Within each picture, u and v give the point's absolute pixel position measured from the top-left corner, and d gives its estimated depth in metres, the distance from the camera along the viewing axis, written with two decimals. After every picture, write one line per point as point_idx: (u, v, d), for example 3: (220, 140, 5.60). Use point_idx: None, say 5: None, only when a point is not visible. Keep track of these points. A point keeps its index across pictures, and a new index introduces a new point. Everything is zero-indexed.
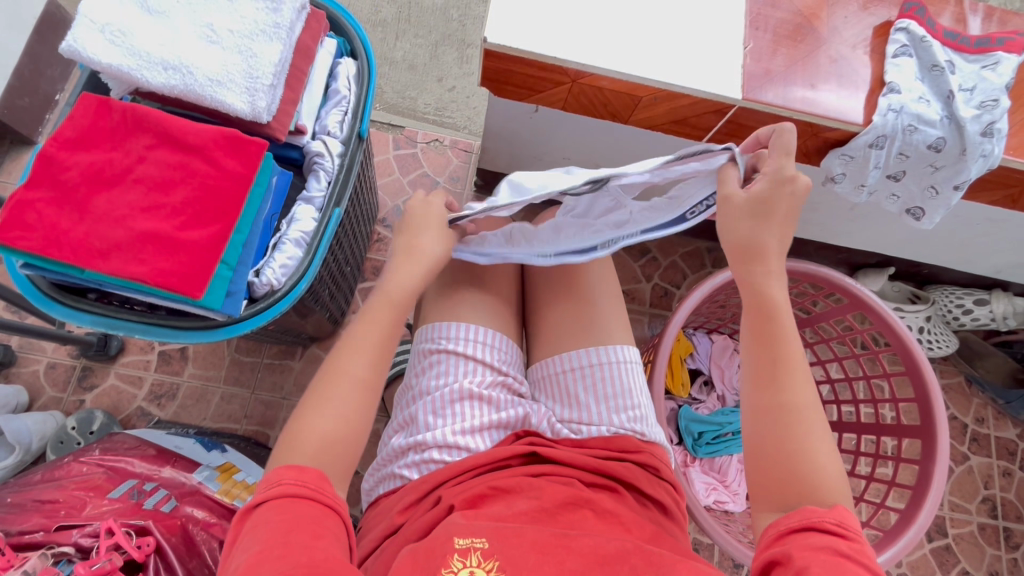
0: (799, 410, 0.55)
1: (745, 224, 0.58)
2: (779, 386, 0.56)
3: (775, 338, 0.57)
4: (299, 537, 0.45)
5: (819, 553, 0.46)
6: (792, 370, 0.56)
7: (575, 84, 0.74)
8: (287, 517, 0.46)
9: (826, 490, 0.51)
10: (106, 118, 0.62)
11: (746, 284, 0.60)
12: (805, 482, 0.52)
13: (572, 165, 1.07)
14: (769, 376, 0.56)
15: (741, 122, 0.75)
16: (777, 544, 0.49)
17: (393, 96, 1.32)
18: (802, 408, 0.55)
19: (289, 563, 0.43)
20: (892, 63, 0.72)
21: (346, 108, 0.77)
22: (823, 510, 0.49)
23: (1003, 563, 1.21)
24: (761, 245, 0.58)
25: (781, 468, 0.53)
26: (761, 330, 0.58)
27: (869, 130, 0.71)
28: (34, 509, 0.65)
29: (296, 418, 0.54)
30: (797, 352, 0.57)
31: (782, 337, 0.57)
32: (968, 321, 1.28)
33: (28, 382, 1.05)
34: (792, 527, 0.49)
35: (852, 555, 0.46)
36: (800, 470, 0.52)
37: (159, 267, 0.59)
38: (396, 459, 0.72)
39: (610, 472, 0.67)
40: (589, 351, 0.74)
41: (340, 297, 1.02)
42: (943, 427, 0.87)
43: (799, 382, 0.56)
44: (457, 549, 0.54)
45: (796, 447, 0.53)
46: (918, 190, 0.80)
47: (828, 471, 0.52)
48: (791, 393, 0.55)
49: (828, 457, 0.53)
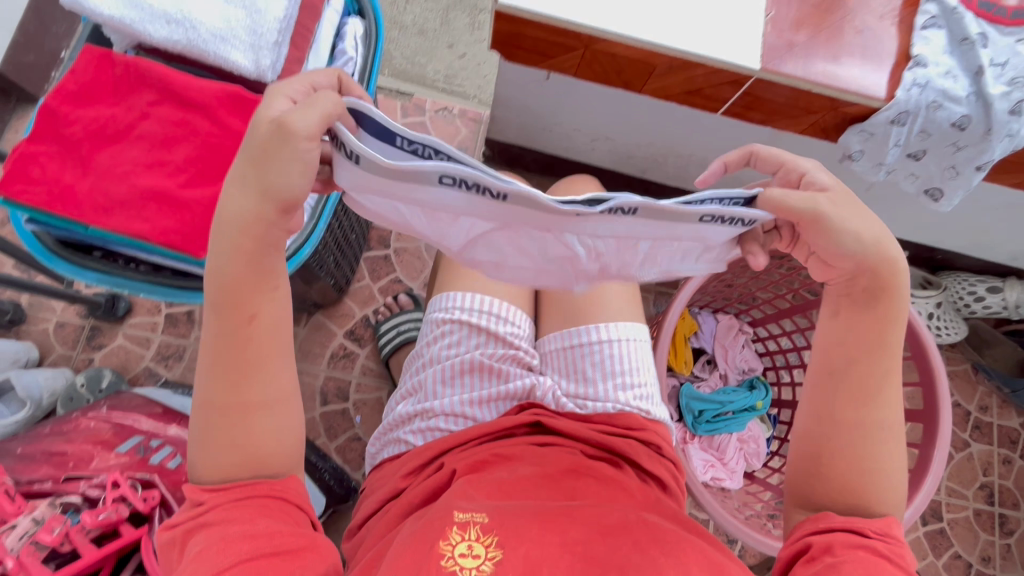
0: (879, 430, 0.54)
1: (838, 241, 0.49)
2: (869, 402, 0.54)
3: (881, 356, 0.54)
4: (235, 528, 0.45)
5: (856, 551, 0.49)
6: (883, 393, 0.54)
7: (589, 50, 0.72)
8: (221, 516, 0.46)
9: (882, 504, 0.53)
10: (109, 72, 0.61)
11: (872, 298, 0.53)
12: (874, 497, 0.53)
13: (583, 137, 1.06)
14: (862, 393, 0.54)
15: (758, 94, 0.73)
16: (823, 534, 0.52)
17: (402, 62, 1.29)
18: (888, 426, 0.54)
19: (233, 553, 0.44)
20: (920, 36, 0.69)
21: (353, 70, 0.75)
22: (872, 519, 0.52)
23: (997, 548, 1.22)
24: (893, 263, 0.51)
25: (854, 480, 0.53)
26: (869, 347, 0.54)
27: (891, 105, 0.69)
28: (43, 460, 0.67)
29: (200, 445, 0.48)
30: (895, 370, 0.55)
31: (889, 356, 0.54)
32: (979, 309, 1.26)
33: (38, 340, 1.07)
34: (836, 527, 0.52)
35: (887, 555, 0.50)
36: (865, 486, 0.53)
37: (162, 226, 0.58)
38: (401, 425, 0.73)
39: (611, 447, 0.67)
40: (601, 327, 0.74)
41: (345, 266, 1.03)
42: (946, 411, 0.86)
43: (888, 400, 0.54)
44: (456, 522, 0.54)
45: (873, 466, 0.53)
46: (937, 170, 0.77)
47: (894, 489, 0.54)
48: (880, 411, 0.54)
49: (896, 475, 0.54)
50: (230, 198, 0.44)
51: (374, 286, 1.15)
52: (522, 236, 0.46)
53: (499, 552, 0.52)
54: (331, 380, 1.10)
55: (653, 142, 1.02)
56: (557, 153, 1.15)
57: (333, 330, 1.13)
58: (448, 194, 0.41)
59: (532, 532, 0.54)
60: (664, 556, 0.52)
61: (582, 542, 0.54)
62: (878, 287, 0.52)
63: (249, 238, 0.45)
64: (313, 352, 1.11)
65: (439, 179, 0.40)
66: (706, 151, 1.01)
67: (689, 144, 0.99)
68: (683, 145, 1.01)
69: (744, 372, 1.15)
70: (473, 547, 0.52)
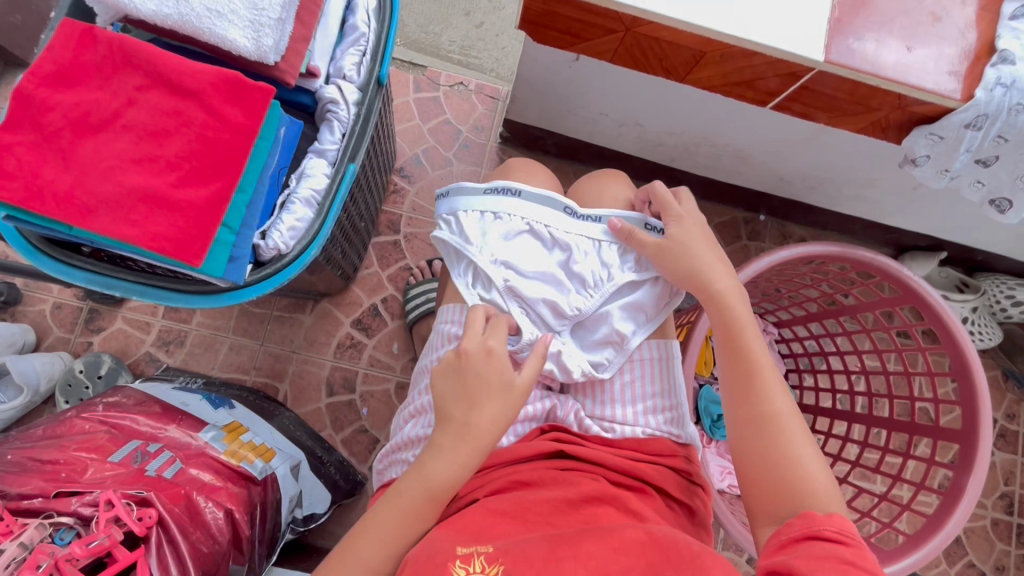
0: (778, 422, 0.57)
1: (657, 262, 0.67)
2: (755, 398, 0.58)
3: (745, 352, 0.61)
4: None
5: (824, 562, 0.44)
6: (765, 384, 0.59)
7: (630, 33, 0.64)
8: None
9: (814, 497, 0.52)
10: (91, 50, 0.55)
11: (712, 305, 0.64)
12: (801, 491, 0.52)
13: (610, 122, 0.98)
14: (745, 393, 0.59)
15: (815, 87, 0.65)
16: (780, 553, 0.48)
17: (415, 31, 1.20)
18: (781, 416, 0.57)
19: None
20: (1008, 27, 0.61)
21: (364, 48, 0.70)
22: (822, 518, 0.49)
23: (1012, 558, 1.16)
24: (705, 275, 0.65)
25: (770, 476, 0.54)
26: (731, 350, 0.62)
27: (969, 107, 0.61)
28: (34, 469, 0.64)
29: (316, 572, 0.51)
30: (768, 364, 0.61)
31: (752, 350, 0.61)
32: (1015, 312, 1.17)
33: (34, 322, 1.03)
34: (797, 537, 0.49)
35: (854, 561, 0.44)
36: (787, 481, 0.53)
37: (152, 231, 0.53)
38: (410, 446, 0.66)
39: (639, 474, 0.62)
40: (653, 343, 0.70)
41: (353, 253, 0.97)
42: (986, 434, 0.81)
43: (772, 391, 0.58)
44: (458, 555, 0.49)
45: (780, 458, 0.55)
46: (1008, 179, 0.70)
47: (817, 476, 0.53)
48: (769, 403, 0.58)
49: (815, 464, 0.54)
50: (482, 414, 0.55)
51: (383, 274, 1.10)
52: (528, 250, 0.69)
53: None
54: (337, 371, 1.06)
55: (686, 130, 0.94)
56: (579, 137, 1.07)
57: (339, 319, 1.08)
58: (493, 199, 0.70)
59: (542, 556, 0.49)
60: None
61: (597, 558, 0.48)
62: (707, 294, 0.65)
63: (473, 453, 0.54)
64: (319, 341, 1.07)
65: (487, 192, 0.70)
66: (742, 141, 0.93)
67: (725, 134, 0.92)
68: (719, 135, 0.93)
69: None
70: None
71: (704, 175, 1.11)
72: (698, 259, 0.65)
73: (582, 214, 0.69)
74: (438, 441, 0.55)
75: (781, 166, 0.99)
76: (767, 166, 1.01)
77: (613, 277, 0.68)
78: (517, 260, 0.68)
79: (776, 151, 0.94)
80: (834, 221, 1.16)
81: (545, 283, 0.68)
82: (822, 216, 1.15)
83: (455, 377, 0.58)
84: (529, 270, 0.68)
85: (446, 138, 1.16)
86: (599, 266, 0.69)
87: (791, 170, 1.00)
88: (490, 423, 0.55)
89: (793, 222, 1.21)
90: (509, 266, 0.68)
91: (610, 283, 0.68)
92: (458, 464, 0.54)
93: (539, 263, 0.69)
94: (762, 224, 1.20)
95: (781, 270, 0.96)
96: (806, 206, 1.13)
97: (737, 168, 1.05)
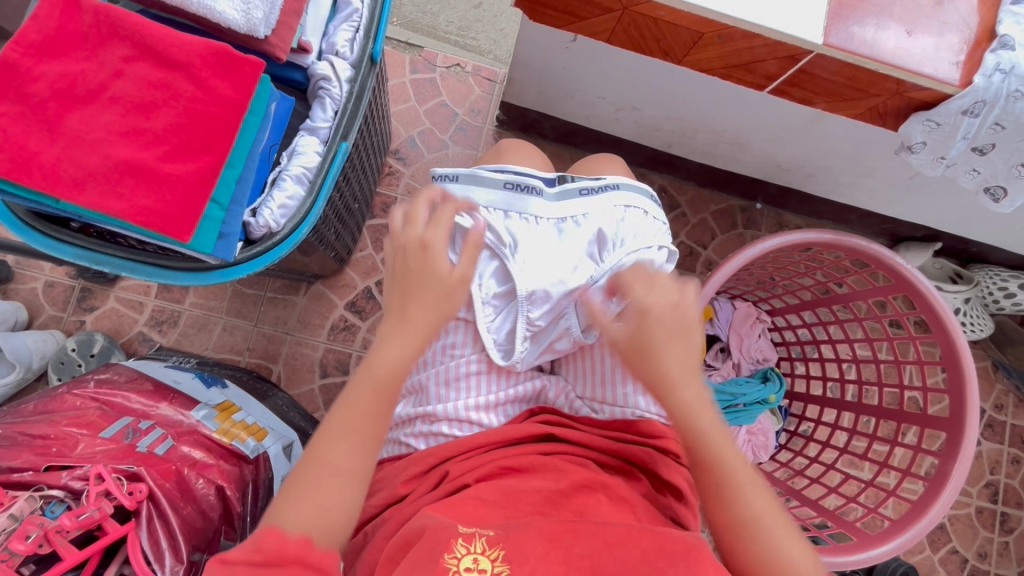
0: (761, 525, 0.51)
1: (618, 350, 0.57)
2: (733, 501, 0.52)
3: (715, 459, 0.53)
4: None
5: None
6: (740, 487, 0.52)
7: (626, 12, 0.64)
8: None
9: None
10: (77, 20, 0.54)
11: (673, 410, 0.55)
12: None
13: (608, 106, 0.97)
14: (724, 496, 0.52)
15: (813, 71, 0.64)
16: None
17: (412, 10, 1.18)
18: (764, 518, 0.51)
19: None
20: (1009, 12, 0.60)
21: (357, 24, 0.70)
22: None
23: (994, 545, 1.18)
24: (666, 373, 0.55)
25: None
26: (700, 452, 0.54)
27: (967, 92, 0.61)
28: (25, 444, 0.64)
29: (278, 503, 0.47)
30: (739, 461, 0.54)
31: (721, 452, 0.53)
32: (1008, 305, 1.17)
33: (26, 300, 1.02)
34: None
35: None
36: None
37: (139, 205, 0.53)
38: (402, 426, 0.68)
39: (626, 455, 0.64)
40: None
41: (347, 235, 0.96)
42: (973, 421, 0.82)
43: (748, 492, 0.52)
44: (460, 533, 0.47)
45: (772, 564, 0.49)
46: (1004, 168, 0.70)
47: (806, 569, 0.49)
48: (748, 506, 0.51)
49: (803, 557, 0.50)
50: (426, 296, 0.56)
51: (377, 257, 1.09)
52: (540, 223, 0.68)
53: (505, 568, 0.44)
54: (331, 353, 1.06)
55: (684, 114, 0.93)
56: (576, 121, 1.06)
57: (333, 302, 1.08)
58: (511, 194, 0.68)
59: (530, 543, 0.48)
60: (673, 569, 0.45)
61: (590, 556, 0.46)
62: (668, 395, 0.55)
63: (417, 336, 0.55)
64: (313, 323, 1.06)
65: (506, 186, 0.68)
66: (740, 127, 0.93)
67: (724, 119, 0.91)
68: (717, 120, 0.92)
69: (757, 362, 1.10)
70: (478, 560, 0.45)
71: (701, 161, 1.10)
72: (657, 357, 0.55)
73: (600, 187, 0.69)
74: (386, 326, 0.56)
75: (778, 153, 0.99)
76: (765, 153, 1.00)
77: (624, 243, 0.68)
78: (545, 256, 0.67)
79: (773, 137, 0.93)
80: (830, 210, 1.15)
81: (568, 255, 0.67)
82: (819, 205, 1.15)
83: (399, 269, 0.58)
84: (539, 244, 0.68)
85: (442, 121, 1.15)
86: (614, 234, 0.69)
87: (790, 157, 0.99)
88: (431, 303, 0.56)
89: (789, 211, 1.20)
90: (539, 264, 0.66)
91: (623, 246, 0.68)
92: (405, 344, 0.55)
93: (569, 247, 0.68)
94: (759, 212, 1.20)
95: (773, 259, 0.96)
96: (802, 195, 1.13)
97: (733, 155, 1.05)
